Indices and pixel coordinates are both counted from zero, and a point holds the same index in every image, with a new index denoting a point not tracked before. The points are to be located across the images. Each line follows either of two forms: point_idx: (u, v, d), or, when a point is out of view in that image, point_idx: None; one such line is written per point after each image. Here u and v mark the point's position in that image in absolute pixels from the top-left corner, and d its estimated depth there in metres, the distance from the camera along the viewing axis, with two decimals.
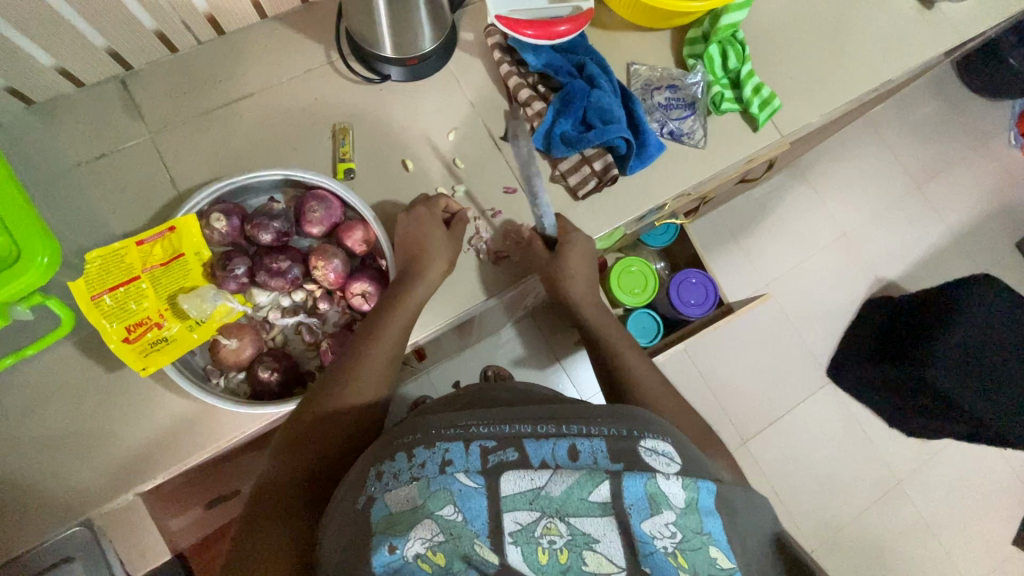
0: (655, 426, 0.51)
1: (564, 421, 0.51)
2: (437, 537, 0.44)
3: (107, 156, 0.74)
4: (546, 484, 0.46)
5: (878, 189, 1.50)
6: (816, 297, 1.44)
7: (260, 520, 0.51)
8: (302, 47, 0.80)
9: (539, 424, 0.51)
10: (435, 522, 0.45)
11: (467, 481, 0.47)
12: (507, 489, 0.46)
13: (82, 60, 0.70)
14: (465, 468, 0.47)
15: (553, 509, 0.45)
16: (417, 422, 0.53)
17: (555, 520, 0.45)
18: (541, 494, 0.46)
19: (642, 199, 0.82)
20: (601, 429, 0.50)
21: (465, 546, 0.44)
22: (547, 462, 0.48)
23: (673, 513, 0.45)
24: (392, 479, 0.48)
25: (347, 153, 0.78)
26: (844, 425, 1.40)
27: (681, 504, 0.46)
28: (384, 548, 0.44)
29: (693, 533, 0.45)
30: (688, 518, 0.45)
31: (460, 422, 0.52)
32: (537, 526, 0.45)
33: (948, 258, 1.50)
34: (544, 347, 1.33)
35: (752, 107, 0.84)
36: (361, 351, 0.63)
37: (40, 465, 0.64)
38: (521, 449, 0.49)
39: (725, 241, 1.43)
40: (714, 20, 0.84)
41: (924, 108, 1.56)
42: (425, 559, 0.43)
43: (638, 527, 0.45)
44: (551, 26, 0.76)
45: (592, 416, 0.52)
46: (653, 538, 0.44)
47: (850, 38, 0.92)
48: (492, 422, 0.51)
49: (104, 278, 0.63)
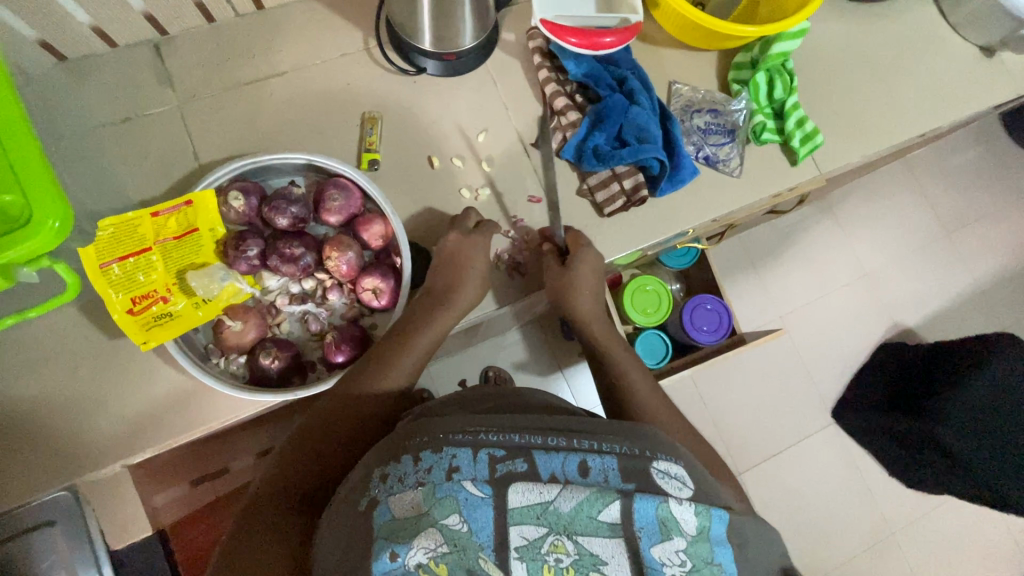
0: (667, 447, 0.49)
1: (574, 435, 0.48)
2: (441, 548, 0.41)
3: (133, 120, 0.73)
4: (555, 499, 0.43)
5: (907, 232, 1.46)
6: (830, 336, 1.40)
7: (263, 520, 0.50)
8: (340, 30, 0.78)
9: (549, 435, 0.48)
10: (440, 532, 0.42)
11: (474, 490, 0.44)
12: (515, 501, 0.43)
13: (118, 21, 0.69)
14: (472, 476, 0.44)
15: (562, 525, 0.42)
16: (424, 424, 0.50)
17: (563, 538, 0.42)
18: (549, 509, 0.43)
19: (668, 222, 0.80)
20: (612, 446, 0.47)
21: (469, 559, 0.41)
22: (557, 476, 0.45)
23: (684, 541, 0.42)
24: (397, 482, 0.46)
25: (373, 143, 0.76)
26: (843, 469, 1.36)
27: (692, 532, 0.43)
28: (386, 555, 0.42)
29: (703, 563, 0.42)
30: (699, 547, 0.42)
31: (469, 427, 0.49)
32: (544, 543, 0.42)
33: (972, 311, 1.45)
34: (547, 356, 1.31)
35: (794, 141, 0.81)
36: (393, 345, 0.63)
37: (33, 428, 0.63)
38: (531, 461, 0.46)
39: (745, 269, 1.40)
40: (765, 47, 0.81)
41: (963, 155, 1.51)
42: (427, 570, 0.41)
43: (648, 552, 0.41)
44: (596, 37, 0.74)
45: (605, 431, 0.49)
46: (663, 565, 0.41)
47: (902, 77, 0.88)
48: (501, 430, 0.48)
49: (116, 247, 0.62)
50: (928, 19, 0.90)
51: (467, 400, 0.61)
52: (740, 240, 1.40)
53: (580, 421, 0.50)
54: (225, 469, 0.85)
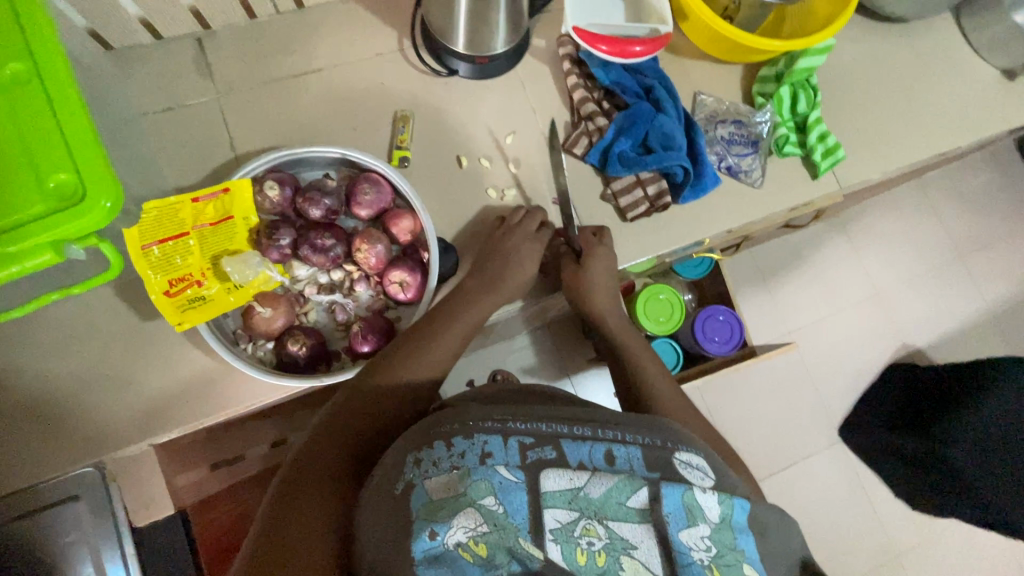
0: (686, 440, 0.50)
1: (599, 425, 0.49)
2: (481, 527, 0.42)
3: (173, 110, 0.75)
4: (586, 485, 0.44)
5: (919, 252, 1.47)
6: (840, 353, 1.40)
7: (297, 501, 0.49)
8: (376, 30, 0.81)
9: (576, 425, 0.48)
10: (479, 511, 0.43)
11: (508, 475, 0.45)
12: (548, 486, 0.44)
13: (165, 13, 0.71)
14: (505, 461, 0.45)
15: (592, 510, 0.43)
16: (454, 411, 0.50)
17: (594, 522, 0.43)
18: (581, 494, 0.44)
19: (688, 229, 0.81)
20: (636, 437, 0.48)
21: (508, 539, 0.42)
22: (585, 464, 0.45)
23: (708, 527, 0.43)
24: (433, 466, 0.46)
25: (404, 141, 0.78)
26: (849, 487, 1.36)
27: (715, 518, 0.43)
28: (426, 534, 0.42)
29: (727, 550, 0.43)
30: (723, 534, 0.43)
31: (498, 415, 0.49)
32: (576, 527, 0.43)
33: (984, 334, 1.45)
34: (557, 361, 1.32)
35: (815, 155, 0.83)
36: (422, 339, 0.63)
37: (64, 404, 0.65)
38: (560, 449, 0.46)
39: (756, 283, 1.41)
40: (791, 62, 0.82)
41: (977, 179, 1.52)
42: (466, 548, 0.42)
43: (676, 537, 0.42)
44: (626, 44, 0.76)
45: (628, 423, 0.49)
46: (690, 549, 0.42)
47: (923, 98, 0.90)
48: (530, 418, 0.49)
49: (157, 230, 0.62)
50: (950, 42, 0.92)
51: (489, 393, 0.62)
52: (753, 254, 1.41)
53: (603, 412, 0.51)
54: (240, 456, 0.88)
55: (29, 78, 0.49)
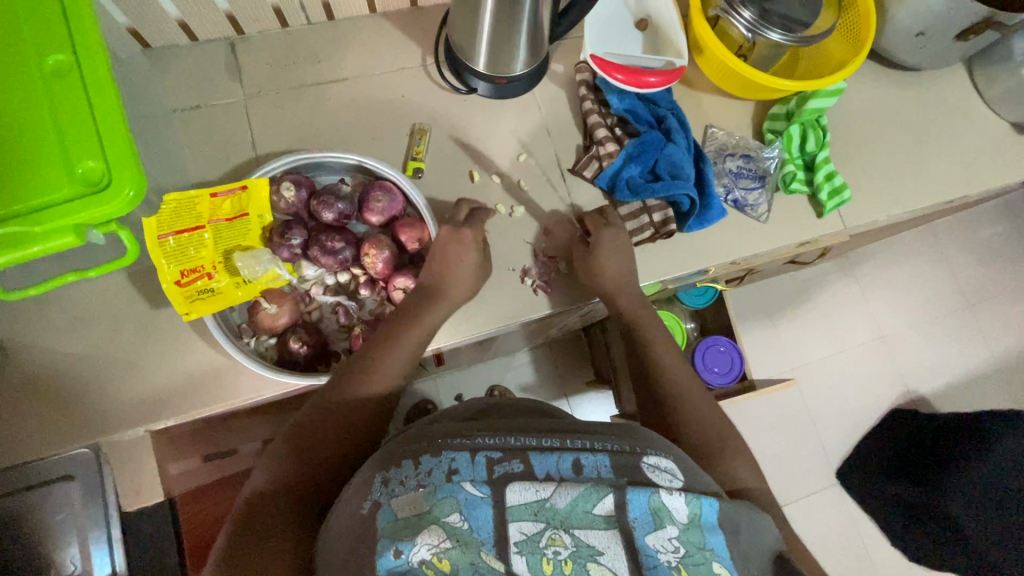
0: (655, 444, 0.51)
1: (567, 436, 0.50)
2: (444, 544, 0.42)
3: (201, 108, 0.78)
4: (551, 496, 0.44)
5: (927, 298, 1.46)
6: (841, 394, 1.39)
7: (270, 513, 0.50)
8: (402, 46, 0.84)
9: (543, 437, 0.50)
10: (442, 528, 0.43)
11: (473, 490, 0.45)
12: (513, 499, 0.44)
13: (202, 16, 0.74)
14: (471, 477, 0.45)
15: (558, 520, 0.43)
16: (422, 432, 0.51)
17: (560, 532, 0.43)
18: (546, 505, 0.44)
19: (692, 258, 0.83)
20: (604, 445, 0.49)
21: (471, 554, 0.42)
22: (552, 475, 0.46)
23: (676, 528, 0.44)
24: (399, 485, 0.46)
25: (420, 153, 0.80)
26: (844, 532, 1.33)
27: (684, 519, 0.44)
28: (390, 553, 0.42)
29: (696, 549, 0.43)
30: (691, 534, 0.44)
31: (466, 433, 0.50)
32: (542, 537, 0.43)
33: (991, 387, 1.43)
34: (556, 381, 1.32)
35: (821, 194, 0.84)
36: (395, 334, 0.64)
37: (67, 383, 0.66)
38: (527, 461, 0.47)
39: (760, 316, 1.41)
40: (801, 102, 0.84)
41: (988, 230, 1.52)
42: (430, 565, 0.41)
43: (642, 540, 0.43)
44: (641, 75, 0.79)
45: (596, 434, 0.51)
46: (657, 552, 0.42)
47: (931, 146, 0.91)
48: (497, 435, 0.50)
49: (174, 221, 0.64)
50: (961, 94, 0.94)
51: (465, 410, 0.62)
52: (758, 288, 1.42)
53: (572, 426, 0.53)
54: (233, 451, 0.90)
55: (69, 69, 0.52)
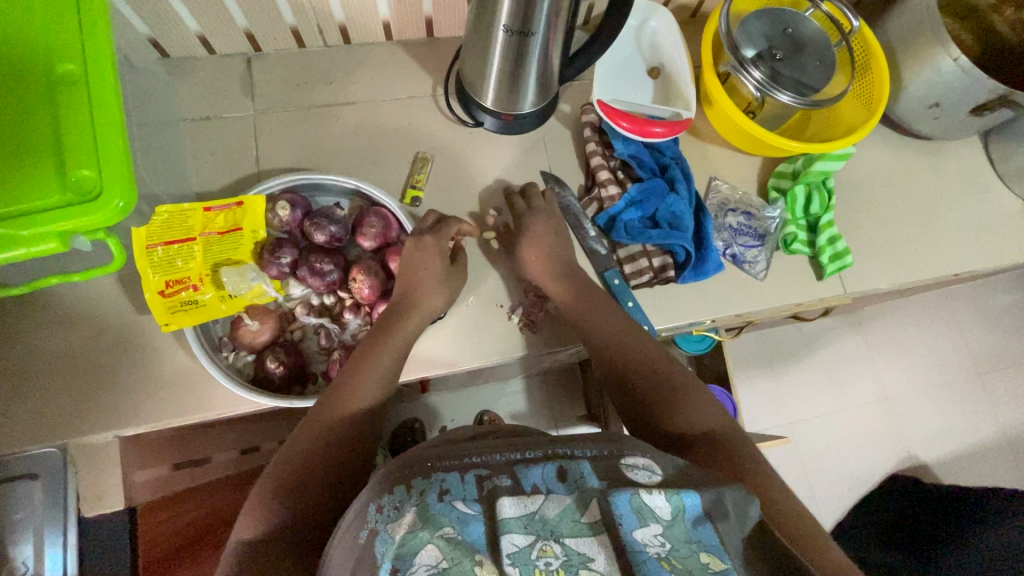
0: (633, 444, 0.47)
1: (548, 446, 0.46)
2: (441, 564, 0.39)
3: (211, 119, 0.79)
4: (540, 508, 0.41)
5: (933, 362, 1.42)
6: (837, 453, 1.35)
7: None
8: (414, 75, 0.85)
9: (528, 450, 0.46)
10: (438, 546, 0.40)
11: (465, 509, 0.42)
12: (506, 513, 0.41)
13: (220, 32, 0.76)
14: (462, 496, 0.43)
15: (548, 531, 0.40)
16: (413, 452, 0.47)
17: (551, 541, 0.40)
18: (535, 518, 0.41)
19: (687, 309, 0.81)
20: (585, 451, 0.45)
21: (465, 568, 0.38)
22: (539, 487, 0.43)
23: (661, 525, 0.41)
24: (396, 511, 0.42)
25: (420, 181, 0.80)
26: None
27: (667, 516, 0.41)
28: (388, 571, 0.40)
29: (682, 544, 0.40)
30: (676, 530, 0.41)
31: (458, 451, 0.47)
32: (533, 549, 0.39)
33: (997, 462, 1.37)
34: (545, 412, 1.30)
35: (823, 257, 0.82)
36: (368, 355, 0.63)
37: (43, 383, 0.67)
38: (514, 476, 0.44)
39: (759, 364, 1.38)
40: (808, 164, 0.84)
41: (1002, 297, 1.48)
42: None
43: (629, 536, 0.40)
44: (646, 125, 0.78)
45: (580, 438, 0.47)
46: (645, 546, 0.39)
47: (940, 215, 0.89)
48: (484, 450, 0.46)
49: (165, 232, 0.65)
50: (975, 166, 0.92)
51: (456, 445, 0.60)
52: (759, 337, 1.39)
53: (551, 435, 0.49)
54: (207, 459, 0.87)
55: (76, 79, 0.53)
